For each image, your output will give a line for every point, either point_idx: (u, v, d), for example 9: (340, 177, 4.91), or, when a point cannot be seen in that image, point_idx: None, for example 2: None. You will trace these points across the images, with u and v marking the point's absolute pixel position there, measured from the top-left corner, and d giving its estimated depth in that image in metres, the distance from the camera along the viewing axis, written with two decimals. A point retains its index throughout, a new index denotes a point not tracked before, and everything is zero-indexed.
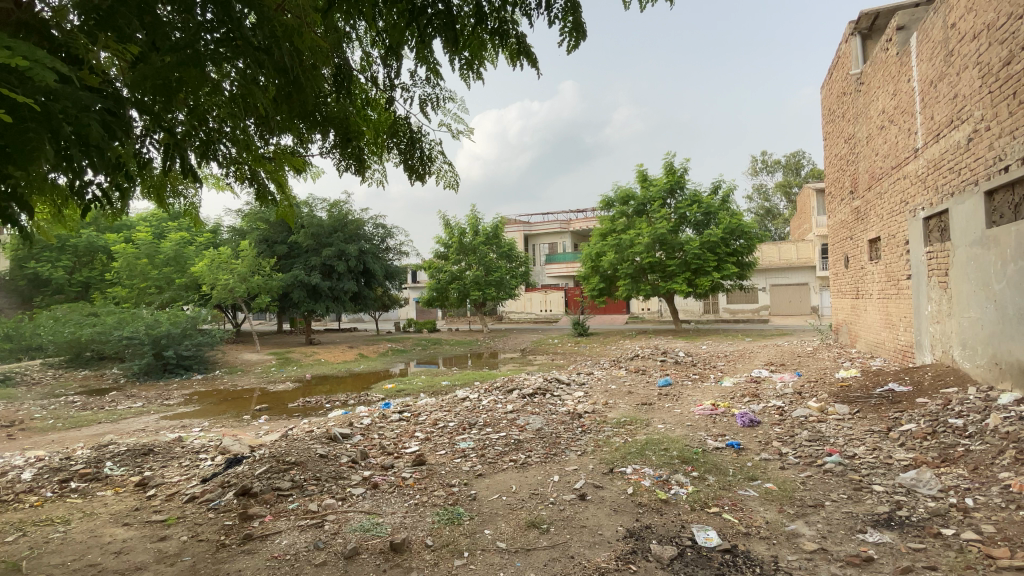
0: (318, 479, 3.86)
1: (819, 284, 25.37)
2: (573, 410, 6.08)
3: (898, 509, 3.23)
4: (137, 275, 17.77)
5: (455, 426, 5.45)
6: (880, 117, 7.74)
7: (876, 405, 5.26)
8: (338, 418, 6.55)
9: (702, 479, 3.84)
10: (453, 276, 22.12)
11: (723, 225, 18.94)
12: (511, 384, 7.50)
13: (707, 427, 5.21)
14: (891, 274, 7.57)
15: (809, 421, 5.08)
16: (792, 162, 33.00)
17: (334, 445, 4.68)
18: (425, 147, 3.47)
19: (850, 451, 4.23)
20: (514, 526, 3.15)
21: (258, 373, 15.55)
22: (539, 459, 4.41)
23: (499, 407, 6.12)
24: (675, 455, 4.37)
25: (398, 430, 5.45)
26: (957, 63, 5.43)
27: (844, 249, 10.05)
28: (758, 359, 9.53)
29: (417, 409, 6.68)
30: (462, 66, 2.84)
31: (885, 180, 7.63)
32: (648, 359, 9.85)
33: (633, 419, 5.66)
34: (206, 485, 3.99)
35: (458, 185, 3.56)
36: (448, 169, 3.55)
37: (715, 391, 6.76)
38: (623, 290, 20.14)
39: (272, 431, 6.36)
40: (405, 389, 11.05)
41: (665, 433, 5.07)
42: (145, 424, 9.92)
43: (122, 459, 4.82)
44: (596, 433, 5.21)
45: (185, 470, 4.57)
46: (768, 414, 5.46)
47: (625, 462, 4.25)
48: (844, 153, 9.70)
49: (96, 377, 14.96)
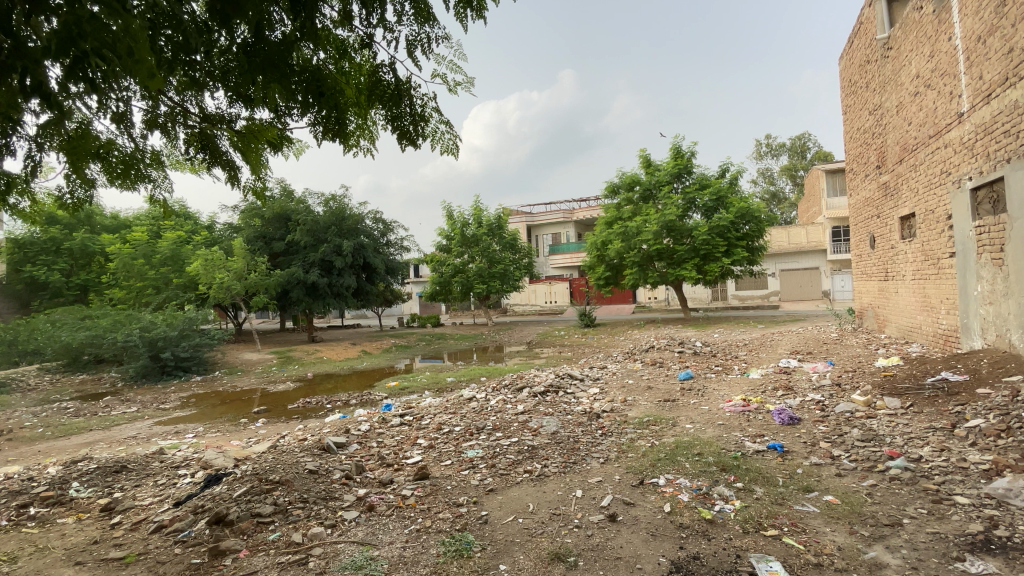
0: (304, 501, 3.33)
1: (830, 268, 24.74)
2: (590, 409, 5.55)
3: (995, 528, 2.71)
4: (134, 275, 17.40)
5: (462, 431, 4.92)
6: (913, 83, 7.15)
7: (931, 397, 4.71)
8: (335, 423, 6.04)
9: (749, 492, 3.30)
10: (456, 269, 21.59)
11: (733, 209, 18.33)
12: (521, 381, 6.98)
13: (743, 427, 4.67)
14: (929, 252, 7.00)
15: (856, 418, 4.56)
16: (798, 145, 32.48)
17: (325, 459, 4.15)
18: (416, 104, 2.83)
19: (915, 454, 3.72)
20: (535, 560, 2.63)
21: (258, 373, 15.09)
22: (556, 470, 3.88)
23: (509, 408, 5.59)
24: (713, 462, 3.85)
25: (398, 437, 4.94)
26: (1012, 13, 4.83)
27: (869, 228, 9.49)
28: (782, 348, 8.97)
29: (420, 411, 6.16)
30: (458, 3, 2.30)
31: (920, 151, 7.06)
32: (664, 351, 9.27)
33: (656, 419, 5.13)
34: (175, 511, 3.48)
35: (457, 149, 2.97)
36: (445, 131, 2.93)
37: (743, 384, 6.19)
38: (630, 279, 19.59)
39: (264, 440, 5.86)
40: (409, 387, 10.60)
41: (697, 435, 4.54)
42: (138, 431, 9.47)
43: (90, 478, 4.31)
44: (618, 436, 4.68)
45: (160, 490, 4.07)
46: (808, 410, 4.92)
47: (657, 472, 3.73)
48: (868, 127, 9.10)
49: (93, 381, 14.55)
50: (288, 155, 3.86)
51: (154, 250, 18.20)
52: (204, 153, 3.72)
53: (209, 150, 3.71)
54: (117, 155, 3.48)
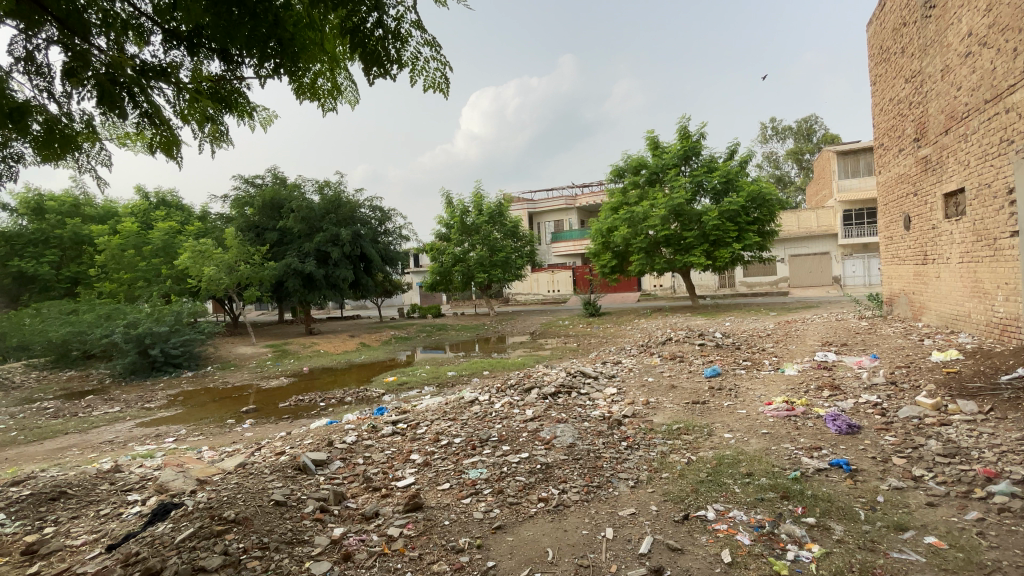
0: (265, 548, 2.62)
1: (841, 254, 23.88)
2: (608, 414, 4.85)
3: None
4: (124, 267, 16.75)
5: (462, 443, 4.22)
6: (964, 43, 6.37)
7: (1012, 400, 4.00)
8: (319, 432, 5.32)
9: (827, 533, 2.63)
10: (456, 258, 20.83)
11: (744, 192, 17.51)
12: (529, 380, 6.25)
13: (793, 437, 3.96)
14: (982, 231, 6.30)
15: (928, 427, 3.87)
16: (803, 128, 31.59)
17: (299, 485, 3.46)
18: (387, 17, 2.01)
19: (1020, 475, 3.03)
20: None
21: (251, 368, 14.41)
22: (578, 498, 3.18)
23: (516, 414, 4.89)
24: (767, 486, 3.17)
25: (389, 451, 4.23)
26: None
27: (903, 207, 8.76)
28: (812, 339, 8.21)
29: (417, 415, 5.46)
30: None
31: (972, 118, 6.33)
32: (682, 343, 8.51)
33: (687, 426, 4.43)
34: (105, 560, 2.76)
35: (446, 85, 2.20)
36: (429, 60, 2.15)
37: (780, 383, 5.48)
38: (636, 267, 18.81)
39: (240, 452, 5.14)
40: (407, 382, 9.93)
41: (740, 448, 3.84)
42: (117, 435, 8.78)
43: (20, 508, 3.57)
44: (647, 450, 3.98)
45: (99, 526, 3.37)
46: (866, 416, 4.22)
47: (702, 501, 3.04)
48: (904, 96, 8.33)
49: (80, 378, 13.89)
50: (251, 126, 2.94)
51: (144, 242, 17.54)
52: (145, 118, 2.81)
53: (149, 114, 2.80)
54: (42, 120, 2.57)
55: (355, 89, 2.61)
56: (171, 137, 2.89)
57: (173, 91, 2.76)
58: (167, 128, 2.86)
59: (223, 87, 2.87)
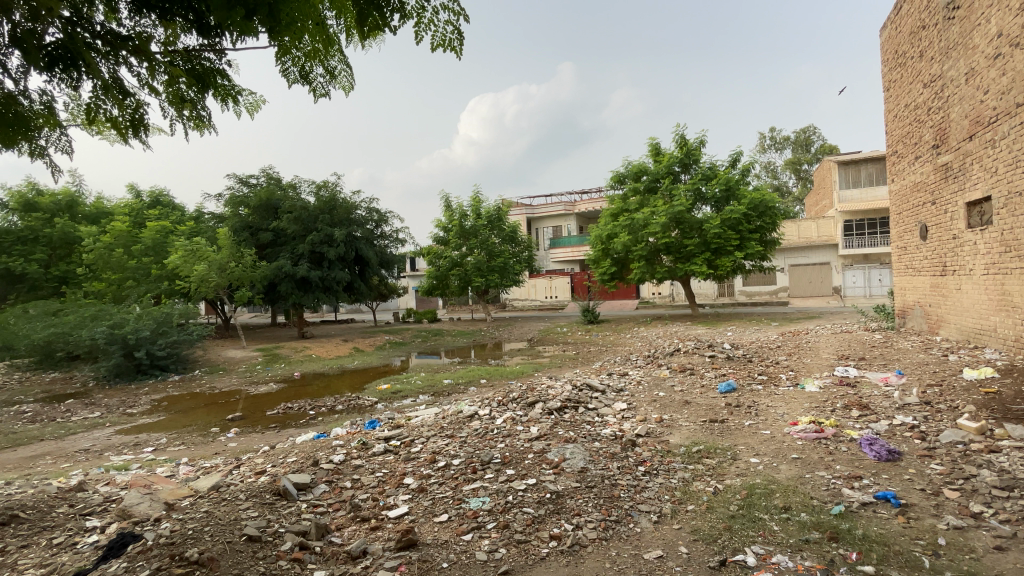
0: None
1: (842, 264, 23.59)
2: (621, 434, 4.46)
3: None
4: (112, 265, 16.23)
5: (462, 465, 3.81)
6: (993, 44, 6.08)
7: None
8: (306, 447, 4.92)
9: None
10: (453, 263, 20.40)
11: (746, 200, 17.19)
12: (532, 392, 5.84)
13: (828, 464, 3.58)
14: (1010, 241, 6.00)
15: (976, 454, 3.51)
16: (801, 138, 31.43)
17: (278, 515, 3.05)
18: None
19: None
20: None
21: (240, 372, 13.95)
22: (596, 535, 2.79)
23: (519, 432, 4.50)
24: (810, 523, 2.79)
25: (380, 474, 3.83)
26: None
27: (920, 216, 8.45)
28: (828, 352, 7.85)
29: (411, 430, 5.05)
30: None
31: (1001, 122, 6.02)
32: (691, 353, 8.15)
33: (709, 449, 4.04)
34: None
35: (458, 42, 1.83)
36: (440, 10, 1.78)
37: (802, 400, 5.11)
38: (636, 274, 18.47)
39: (220, 468, 4.72)
40: (401, 390, 9.51)
41: (772, 476, 3.45)
42: (95, 442, 8.30)
43: None
44: (669, 476, 3.59)
45: (50, 557, 2.92)
46: (904, 441, 3.86)
47: (739, 542, 2.65)
48: (922, 101, 8.05)
49: (63, 381, 13.39)
50: (235, 112, 2.48)
51: (134, 241, 17.03)
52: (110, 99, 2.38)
53: (116, 94, 2.37)
54: None
55: (349, 73, 2.19)
56: (141, 119, 2.45)
57: (143, 66, 2.33)
58: (135, 108, 2.43)
59: (200, 64, 2.41)
